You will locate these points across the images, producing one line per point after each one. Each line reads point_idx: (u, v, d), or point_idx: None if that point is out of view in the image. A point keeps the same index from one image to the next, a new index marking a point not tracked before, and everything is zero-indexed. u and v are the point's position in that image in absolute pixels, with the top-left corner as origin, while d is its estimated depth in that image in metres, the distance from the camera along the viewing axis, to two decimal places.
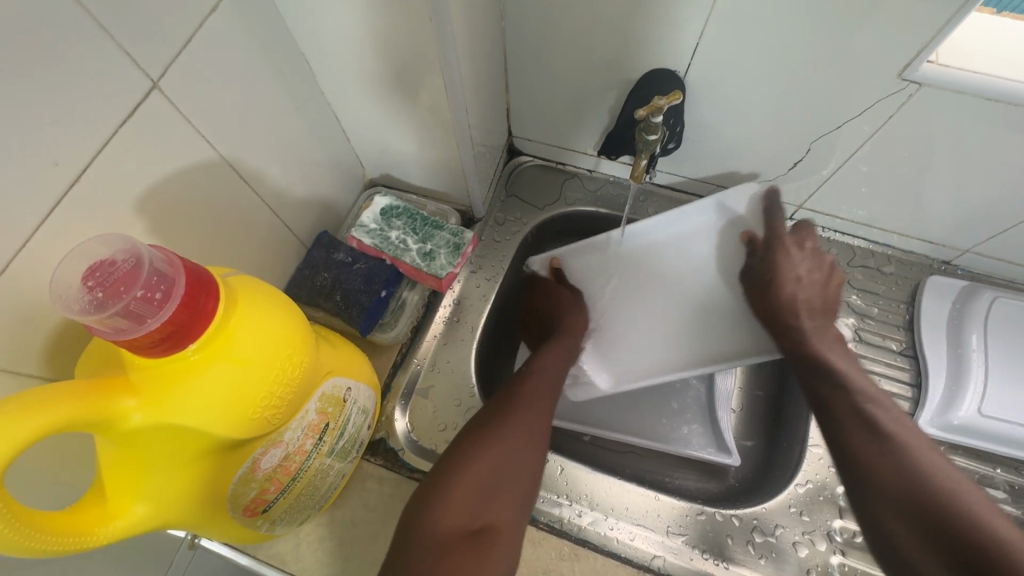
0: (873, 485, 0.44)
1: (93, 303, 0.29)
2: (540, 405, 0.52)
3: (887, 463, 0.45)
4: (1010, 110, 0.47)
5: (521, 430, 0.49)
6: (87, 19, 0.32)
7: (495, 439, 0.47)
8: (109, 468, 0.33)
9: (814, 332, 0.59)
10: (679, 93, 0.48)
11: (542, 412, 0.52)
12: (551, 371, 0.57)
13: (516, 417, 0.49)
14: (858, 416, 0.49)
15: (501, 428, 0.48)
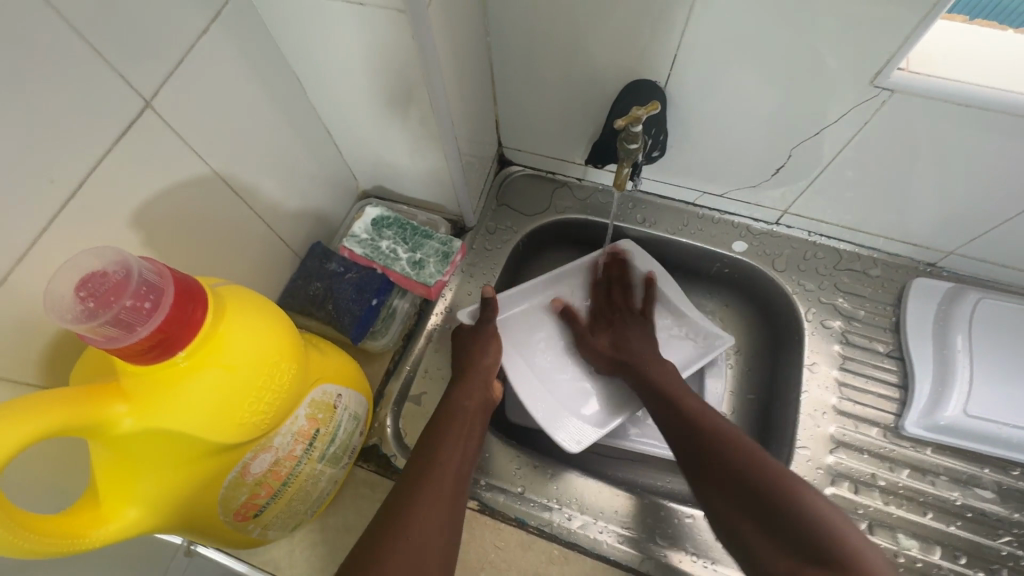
0: (712, 494, 0.46)
1: (85, 312, 0.30)
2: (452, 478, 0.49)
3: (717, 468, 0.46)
4: (981, 114, 0.48)
5: (439, 507, 0.46)
6: (83, 42, 0.33)
7: (403, 527, 0.43)
8: (102, 472, 0.34)
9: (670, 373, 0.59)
10: (656, 103, 0.50)
11: (453, 487, 0.48)
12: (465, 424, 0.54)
13: (428, 501, 0.46)
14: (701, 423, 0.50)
15: (410, 515, 0.44)
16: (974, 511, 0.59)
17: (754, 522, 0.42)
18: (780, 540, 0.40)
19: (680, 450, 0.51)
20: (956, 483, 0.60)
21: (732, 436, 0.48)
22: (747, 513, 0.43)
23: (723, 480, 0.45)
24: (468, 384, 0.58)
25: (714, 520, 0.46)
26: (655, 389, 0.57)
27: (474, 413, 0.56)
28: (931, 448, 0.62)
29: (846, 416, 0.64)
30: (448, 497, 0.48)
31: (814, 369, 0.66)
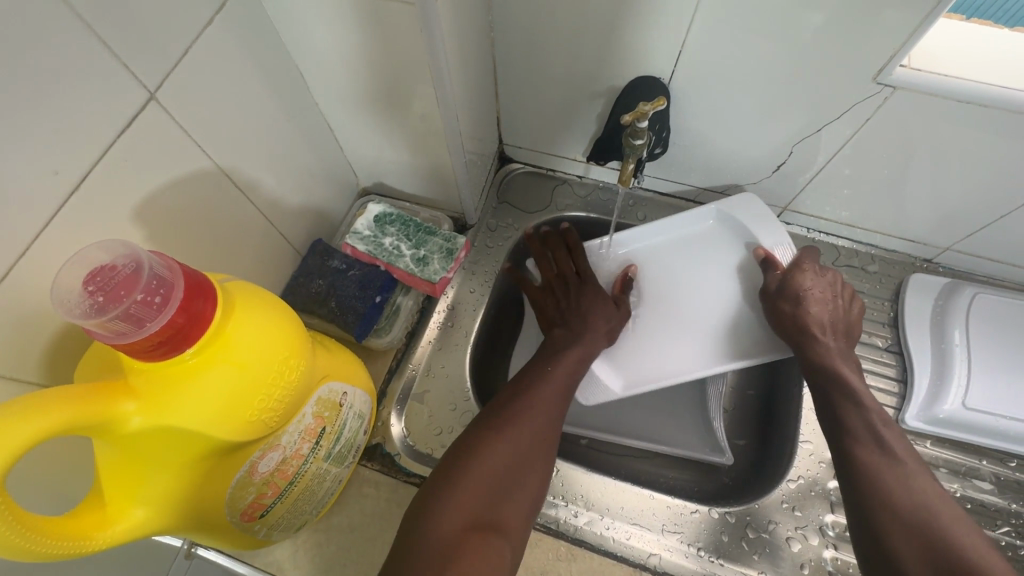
0: (879, 512, 0.46)
1: (94, 307, 0.29)
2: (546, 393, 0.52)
3: (898, 498, 0.46)
4: (981, 112, 0.49)
5: (519, 452, 0.46)
6: (87, 33, 0.33)
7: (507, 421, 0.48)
8: (108, 472, 0.33)
9: (839, 352, 0.58)
10: (663, 99, 0.50)
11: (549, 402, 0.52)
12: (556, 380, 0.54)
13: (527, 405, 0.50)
14: (874, 432, 0.51)
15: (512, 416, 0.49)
16: (974, 502, 0.60)
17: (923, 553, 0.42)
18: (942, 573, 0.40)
19: (843, 463, 0.51)
20: (956, 475, 0.61)
21: (908, 475, 0.47)
22: (918, 541, 0.43)
23: (898, 508, 0.45)
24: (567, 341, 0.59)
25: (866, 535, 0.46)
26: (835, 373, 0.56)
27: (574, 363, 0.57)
28: (931, 441, 0.63)
29: None
30: (530, 440, 0.48)
31: None
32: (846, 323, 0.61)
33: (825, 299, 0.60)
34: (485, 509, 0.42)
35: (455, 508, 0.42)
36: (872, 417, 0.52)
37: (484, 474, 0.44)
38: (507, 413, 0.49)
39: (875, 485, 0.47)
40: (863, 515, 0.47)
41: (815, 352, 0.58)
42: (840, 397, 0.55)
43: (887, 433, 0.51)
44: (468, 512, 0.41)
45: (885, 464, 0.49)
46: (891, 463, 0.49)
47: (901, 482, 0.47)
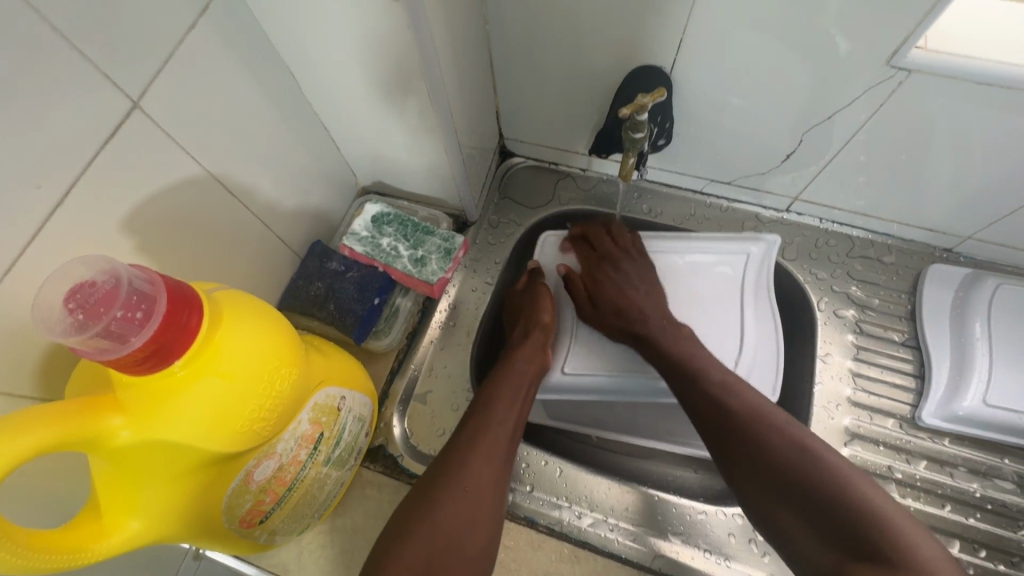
0: (747, 480, 0.46)
1: (75, 325, 0.29)
2: (498, 429, 0.50)
3: (767, 458, 0.45)
4: (1005, 94, 0.46)
5: (483, 485, 0.47)
6: (64, 44, 0.32)
7: (460, 480, 0.46)
8: (102, 485, 0.33)
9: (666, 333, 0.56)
10: (663, 91, 0.48)
11: (503, 436, 0.50)
12: (508, 407, 0.52)
13: (484, 452, 0.48)
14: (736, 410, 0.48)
15: (467, 466, 0.47)
16: (994, 503, 0.58)
17: (795, 509, 0.43)
18: (820, 527, 0.41)
19: (706, 435, 0.50)
20: (975, 475, 0.59)
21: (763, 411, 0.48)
22: (786, 500, 0.44)
23: (756, 465, 0.46)
24: (516, 356, 0.57)
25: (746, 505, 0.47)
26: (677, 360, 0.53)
27: (530, 377, 0.56)
28: (949, 438, 0.61)
29: (861, 408, 0.63)
30: (492, 469, 0.48)
31: (828, 360, 0.65)
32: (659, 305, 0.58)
33: (618, 292, 0.59)
34: (441, 548, 0.43)
35: (410, 548, 0.42)
36: (712, 387, 0.50)
37: (446, 518, 0.44)
38: (459, 462, 0.47)
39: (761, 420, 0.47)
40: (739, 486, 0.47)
41: (659, 347, 0.55)
42: (680, 385, 0.52)
43: (730, 384, 0.50)
44: (421, 556, 0.42)
45: (734, 424, 0.48)
46: (732, 419, 0.48)
47: (750, 441, 0.46)
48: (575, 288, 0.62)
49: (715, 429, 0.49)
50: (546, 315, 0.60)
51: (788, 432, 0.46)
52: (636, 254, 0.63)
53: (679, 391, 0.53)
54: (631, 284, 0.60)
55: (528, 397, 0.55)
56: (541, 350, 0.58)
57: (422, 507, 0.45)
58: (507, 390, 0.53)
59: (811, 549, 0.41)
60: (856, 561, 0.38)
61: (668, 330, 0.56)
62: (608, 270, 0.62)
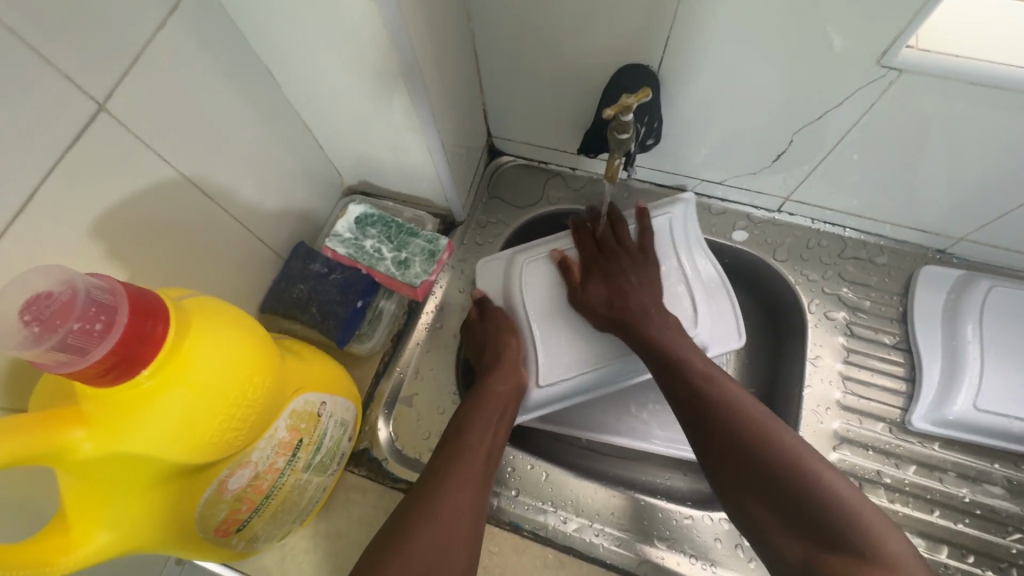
0: (721, 473, 0.47)
1: (30, 338, 0.28)
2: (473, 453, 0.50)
3: (734, 450, 0.46)
4: (997, 94, 0.45)
5: (459, 512, 0.46)
6: (21, 45, 0.31)
7: (434, 509, 0.46)
8: (69, 497, 0.33)
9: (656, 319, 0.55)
10: (648, 91, 0.46)
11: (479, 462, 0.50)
12: (482, 432, 0.52)
13: (458, 479, 0.48)
14: (708, 407, 0.49)
15: (441, 493, 0.47)
16: (984, 508, 0.57)
17: (764, 498, 0.44)
18: (791, 517, 0.42)
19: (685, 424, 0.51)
20: (965, 480, 0.59)
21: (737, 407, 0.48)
22: (757, 489, 0.45)
23: (730, 454, 0.46)
24: (492, 378, 0.55)
25: (719, 494, 0.47)
26: (654, 347, 0.53)
27: (507, 398, 0.55)
28: (939, 443, 0.60)
29: (851, 411, 0.62)
30: (469, 494, 0.48)
31: (818, 363, 0.64)
32: (654, 296, 0.57)
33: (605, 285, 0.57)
34: None
35: None
36: (692, 375, 0.51)
37: (421, 548, 0.43)
38: (433, 490, 0.47)
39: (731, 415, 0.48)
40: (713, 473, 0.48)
41: (645, 336, 0.54)
42: (664, 375, 0.52)
43: (709, 374, 0.51)
44: None
45: (711, 415, 0.48)
46: (709, 411, 0.49)
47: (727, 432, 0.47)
48: (569, 281, 0.59)
49: (695, 419, 0.50)
50: (515, 337, 0.58)
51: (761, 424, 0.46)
52: (643, 253, 0.59)
53: (662, 379, 0.53)
54: (625, 276, 0.58)
55: (505, 419, 0.54)
56: (518, 371, 0.56)
57: (392, 542, 0.44)
58: (481, 414, 0.53)
59: (785, 549, 0.42)
60: (827, 550, 0.40)
61: (659, 314, 0.55)
62: (605, 265, 0.59)
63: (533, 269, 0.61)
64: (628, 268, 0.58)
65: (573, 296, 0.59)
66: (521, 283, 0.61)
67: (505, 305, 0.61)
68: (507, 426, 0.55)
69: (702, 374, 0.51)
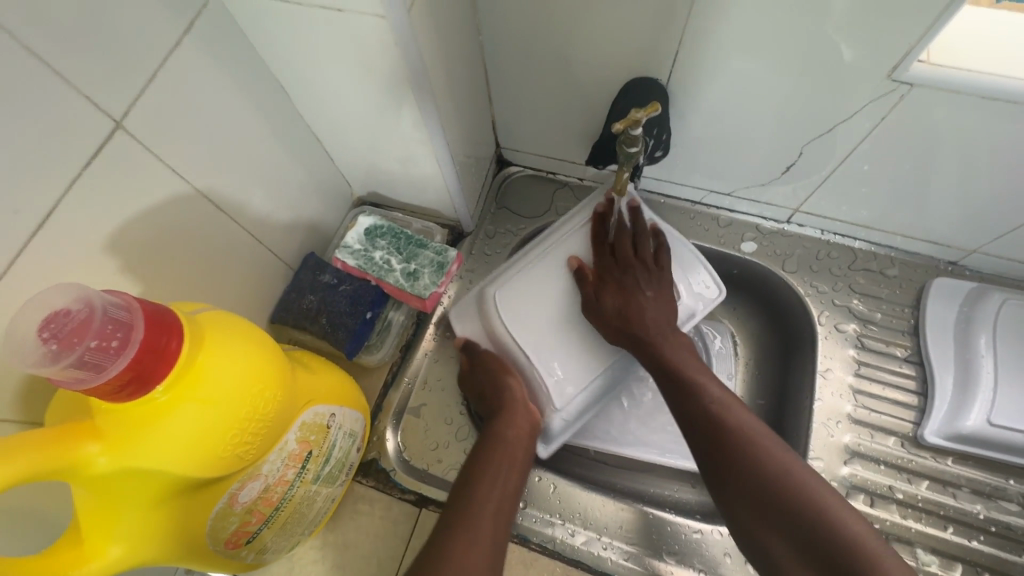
0: (738, 507, 0.46)
1: (48, 355, 0.28)
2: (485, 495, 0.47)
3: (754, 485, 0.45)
4: (1009, 107, 0.45)
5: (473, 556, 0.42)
6: (42, 66, 0.32)
7: (444, 554, 0.42)
8: (82, 511, 0.33)
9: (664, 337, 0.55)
10: (657, 105, 0.46)
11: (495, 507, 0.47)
12: (494, 473, 0.50)
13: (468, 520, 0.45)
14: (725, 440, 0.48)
15: (452, 535, 0.43)
16: (999, 525, 0.56)
17: (782, 535, 0.42)
18: (808, 554, 0.40)
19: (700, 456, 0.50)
20: (979, 496, 0.58)
21: (757, 442, 0.47)
22: (773, 524, 0.43)
23: (743, 488, 0.45)
24: (501, 418, 0.54)
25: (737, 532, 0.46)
26: (671, 369, 0.54)
27: (521, 445, 0.53)
28: (952, 458, 0.59)
29: (862, 425, 0.61)
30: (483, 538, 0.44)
31: (828, 376, 0.64)
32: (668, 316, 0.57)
33: (654, 298, 0.56)
34: None
35: None
36: (708, 406, 0.50)
37: None
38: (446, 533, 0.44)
39: (753, 447, 0.46)
40: (729, 507, 0.46)
41: (664, 353, 0.54)
42: (679, 398, 0.52)
43: (724, 405, 0.50)
44: None
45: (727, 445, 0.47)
46: (727, 443, 0.47)
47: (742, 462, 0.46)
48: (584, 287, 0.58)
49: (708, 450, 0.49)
50: (514, 377, 0.56)
51: (780, 459, 0.45)
52: (653, 266, 0.58)
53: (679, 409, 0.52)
54: (641, 291, 0.57)
55: (519, 468, 0.52)
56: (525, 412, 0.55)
57: None
58: (494, 457, 0.51)
59: None
60: None
61: (671, 334, 0.56)
62: (618, 275, 0.57)
63: (528, 295, 0.59)
64: (642, 279, 0.57)
65: (590, 315, 0.57)
66: (499, 313, 0.58)
67: (493, 347, 0.60)
68: (521, 477, 0.52)
69: (720, 410, 0.50)
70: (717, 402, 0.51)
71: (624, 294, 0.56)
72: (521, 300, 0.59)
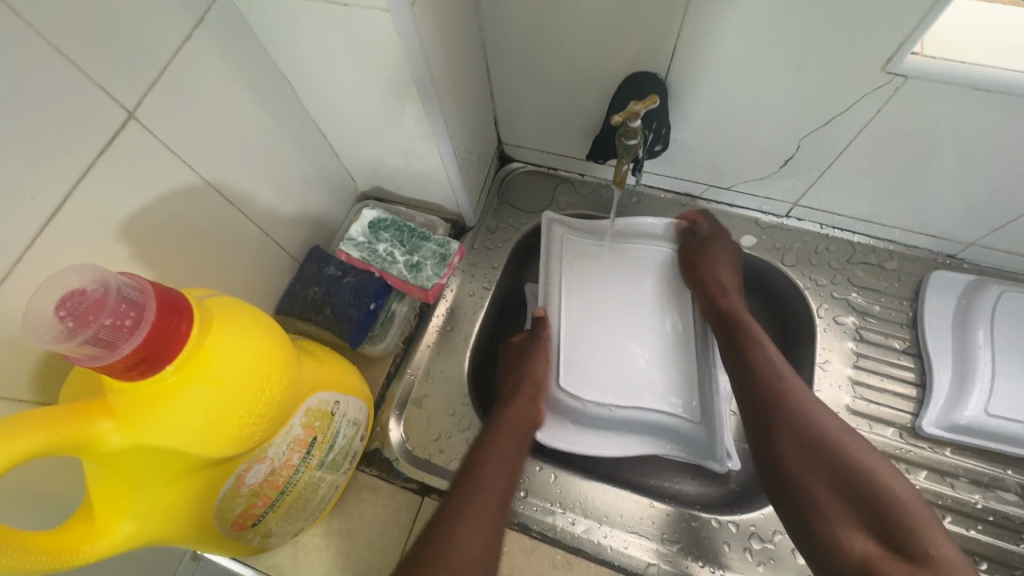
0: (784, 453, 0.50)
1: (65, 332, 0.29)
2: (490, 479, 0.51)
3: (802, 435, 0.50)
4: (1004, 98, 0.45)
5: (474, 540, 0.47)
6: (58, 57, 0.33)
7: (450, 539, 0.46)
8: (95, 487, 0.34)
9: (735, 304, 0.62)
10: (655, 97, 0.48)
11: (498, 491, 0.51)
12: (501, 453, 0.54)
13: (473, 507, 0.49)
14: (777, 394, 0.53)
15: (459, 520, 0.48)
16: (996, 515, 0.57)
17: (825, 484, 0.47)
18: (851, 502, 0.46)
19: (748, 406, 0.54)
20: (978, 486, 0.58)
21: (804, 400, 0.52)
22: (816, 469, 0.48)
23: (793, 435, 0.50)
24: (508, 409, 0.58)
25: (765, 467, 0.51)
26: (732, 321, 0.61)
27: (522, 435, 0.57)
28: (950, 448, 0.60)
29: (860, 416, 0.62)
30: (484, 527, 0.48)
31: (827, 367, 0.64)
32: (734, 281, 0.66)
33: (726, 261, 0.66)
34: None
35: None
36: (771, 360, 0.55)
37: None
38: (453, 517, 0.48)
39: (801, 405, 0.52)
40: (772, 459, 0.51)
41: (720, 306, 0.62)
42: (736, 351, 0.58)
43: (783, 373, 0.54)
44: None
45: (778, 399, 0.52)
46: (782, 395, 0.53)
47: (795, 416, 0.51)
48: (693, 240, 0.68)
49: (760, 412, 0.53)
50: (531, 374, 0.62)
51: (833, 424, 0.50)
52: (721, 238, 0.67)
53: (737, 364, 0.57)
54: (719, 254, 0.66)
55: (519, 453, 0.55)
56: (532, 405, 0.60)
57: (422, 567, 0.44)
58: (502, 440, 0.55)
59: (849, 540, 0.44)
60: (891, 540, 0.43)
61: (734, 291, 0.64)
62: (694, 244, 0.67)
63: (580, 347, 0.66)
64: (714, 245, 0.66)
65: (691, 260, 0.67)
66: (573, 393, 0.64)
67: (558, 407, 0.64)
68: (523, 458, 0.56)
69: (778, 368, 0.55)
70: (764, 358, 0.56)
71: (705, 258, 0.66)
72: (594, 366, 0.65)
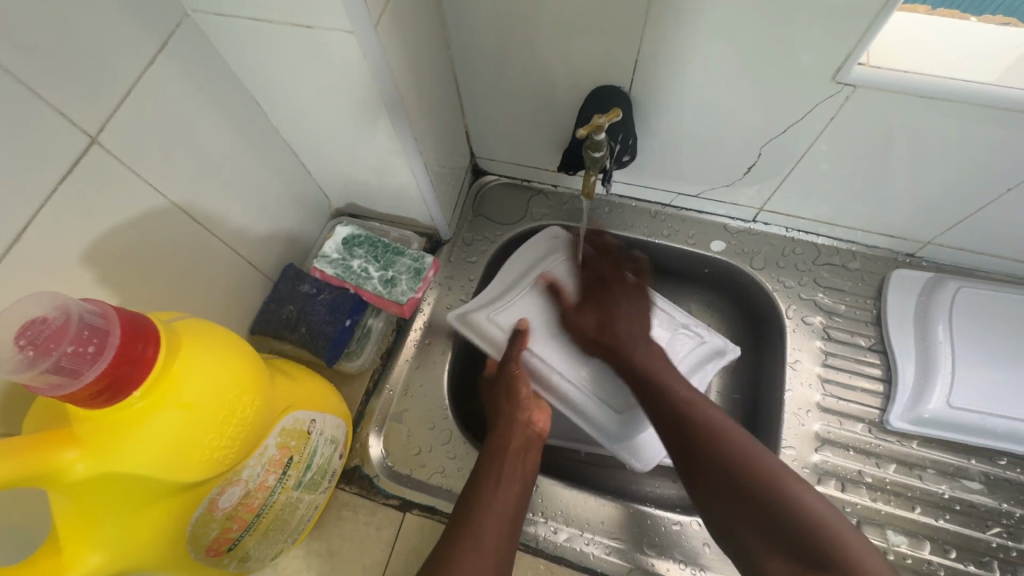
0: (710, 497, 0.47)
1: (25, 361, 0.29)
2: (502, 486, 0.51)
3: (716, 469, 0.47)
4: (945, 105, 0.48)
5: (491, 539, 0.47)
6: (17, 85, 0.33)
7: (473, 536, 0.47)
8: (60, 518, 0.34)
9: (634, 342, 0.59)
10: (617, 111, 0.49)
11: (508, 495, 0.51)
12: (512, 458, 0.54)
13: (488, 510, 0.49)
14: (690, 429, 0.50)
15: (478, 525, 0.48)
16: (963, 503, 0.59)
17: (752, 524, 0.44)
18: (779, 542, 0.42)
19: (671, 445, 0.51)
20: (944, 476, 0.60)
21: (725, 428, 0.49)
22: (748, 517, 0.44)
23: (711, 472, 0.47)
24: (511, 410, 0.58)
25: (710, 522, 0.47)
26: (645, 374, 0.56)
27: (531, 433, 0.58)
28: (917, 440, 0.62)
29: (831, 413, 0.63)
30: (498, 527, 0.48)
31: (797, 367, 0.66)
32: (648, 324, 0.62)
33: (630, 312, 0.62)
34: None
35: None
36: (676, 402, 0.52)
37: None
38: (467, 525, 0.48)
39: (715, 437, 0.48)
40: (701, 499, 0.48)
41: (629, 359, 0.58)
42: (650, 394, 0.55)
43: (699, 403, 0.51)
44: None
45: (697, 439, 0.49)
46: (692, 430, 0.49)
47: (706, 449, 0.48)
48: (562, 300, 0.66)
49: (679, 451, 0.50)
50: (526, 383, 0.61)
51: (734, 453, 0.47)
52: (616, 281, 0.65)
53: (650, 402, 0.54)
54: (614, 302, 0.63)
55: (527, 451, 0.56)
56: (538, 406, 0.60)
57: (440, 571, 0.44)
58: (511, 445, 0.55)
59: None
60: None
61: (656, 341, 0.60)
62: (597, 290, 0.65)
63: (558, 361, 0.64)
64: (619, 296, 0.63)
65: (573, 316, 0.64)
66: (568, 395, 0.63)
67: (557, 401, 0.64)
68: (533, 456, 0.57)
69: (683, 408, 0.51)
70: (683, 395, 0.52)
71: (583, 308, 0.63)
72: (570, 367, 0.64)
